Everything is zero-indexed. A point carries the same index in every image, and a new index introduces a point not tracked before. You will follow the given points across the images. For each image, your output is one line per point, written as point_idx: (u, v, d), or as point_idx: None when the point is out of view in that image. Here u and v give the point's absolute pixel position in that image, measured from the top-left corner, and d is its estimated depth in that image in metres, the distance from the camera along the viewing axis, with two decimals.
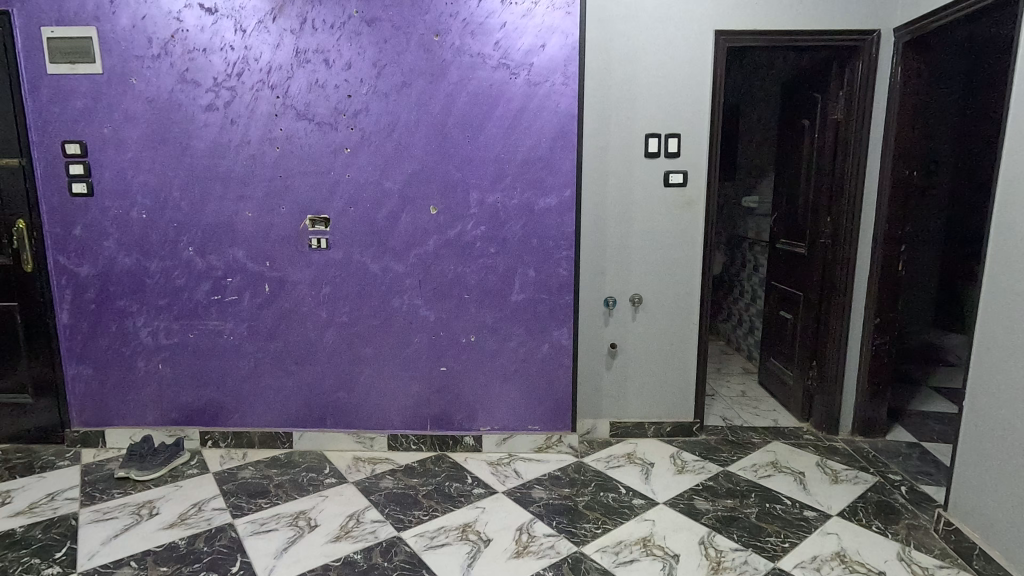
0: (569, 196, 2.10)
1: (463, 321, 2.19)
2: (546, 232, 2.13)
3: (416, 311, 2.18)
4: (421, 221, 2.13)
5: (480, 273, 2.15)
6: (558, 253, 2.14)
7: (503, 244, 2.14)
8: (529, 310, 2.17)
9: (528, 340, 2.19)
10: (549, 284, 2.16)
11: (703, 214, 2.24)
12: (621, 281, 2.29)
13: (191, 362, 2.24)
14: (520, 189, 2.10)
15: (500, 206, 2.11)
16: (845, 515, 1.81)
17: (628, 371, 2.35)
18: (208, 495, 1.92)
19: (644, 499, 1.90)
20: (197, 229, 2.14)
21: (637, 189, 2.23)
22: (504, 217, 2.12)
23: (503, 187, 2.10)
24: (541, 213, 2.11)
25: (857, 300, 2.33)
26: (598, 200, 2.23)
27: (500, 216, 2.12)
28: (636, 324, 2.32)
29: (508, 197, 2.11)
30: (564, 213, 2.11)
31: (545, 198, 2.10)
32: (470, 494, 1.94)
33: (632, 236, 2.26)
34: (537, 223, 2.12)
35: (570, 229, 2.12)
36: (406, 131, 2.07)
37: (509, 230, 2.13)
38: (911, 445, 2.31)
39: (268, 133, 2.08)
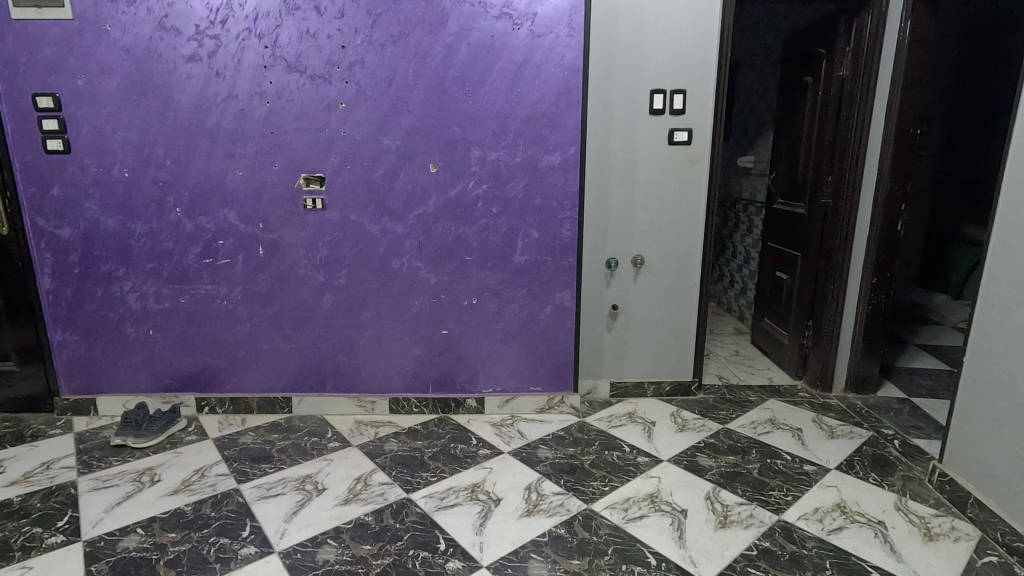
0: (574, 155, 2.05)
1: (465, 283, 2.15)
2: (549, 191, 2.08)
3: (417, 273, 2.14)
4: (421, 180, 2.06)
5: (482, 234, 2.11)
6: (561, 213, 2.10)
7: (506, 204, 2.08)
8: (532, 272, 2.14)
9: (531, 302, 2.17)
10: (552, 245, 2.12)
11: (707, 173, 2.21)
12: (624, 242, 2.26)
13: (183, 327, 2.17)
14: (523, 147, 2.04)
15: (502, 164, 2.05)
16: (842, 468, 1.86)
17: (629, 332, 2.36)
18: (210, 462, 1.89)
19: (648, 457, 1.92)
20: (184, 189, 2.04)
21: (640, 148, 2.18)
22: (507, 176, 2.06)
23: (505, 144, 2.04)
24: (544, 172, 2.06)
25: (855, 260, 2.34)
26: (601, 159, 2.18)
27: (503, 175, 2.06)
28: (638, 285, 2.31)
29: (510, 155, 2.04)
30: (568, 172, 2.06)
31: (549, 156, 2.05)
32: (476, 455, 1.95)
33: (635, 196, 2.22)
34: (541, 182, 2.07)
35: (574, 189, 2.08)
36: (404, 85, 1.98)
37: (512, 190, 2.07)
38: (902, 400, 2.37)
39: (257, 87, 1.97)
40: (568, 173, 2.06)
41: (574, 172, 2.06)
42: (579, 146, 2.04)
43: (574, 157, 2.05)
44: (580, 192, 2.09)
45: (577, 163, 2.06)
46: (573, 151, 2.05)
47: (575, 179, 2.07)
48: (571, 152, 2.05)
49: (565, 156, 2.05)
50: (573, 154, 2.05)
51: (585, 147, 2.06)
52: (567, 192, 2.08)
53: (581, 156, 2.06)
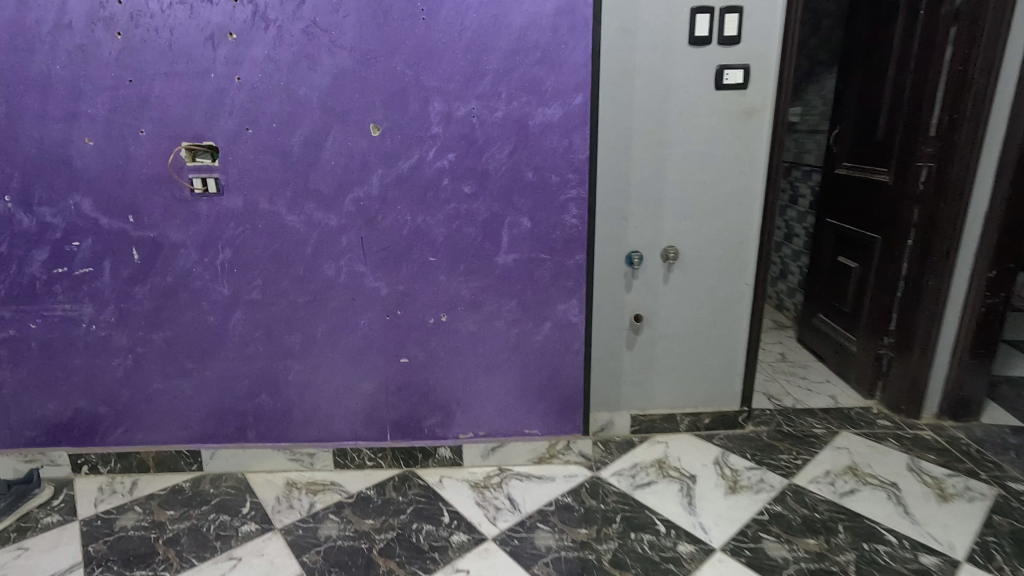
0: (582, 106, 1.39)
1: (430, 295, 1.53)
2: (546, 161, 1.43)
3: (362, 282, 1.51)
4: (359, 149, 1.41)
5: (452, 225, 1.47)
6: (564, 192, 1.45)
7: (484, 180, 1.44)
8: (523, 276, 1.52)
9: (523, 319, 1.56)
10: (551, 239, 1.49)
11: (767, 129, 1.57)
12: (651, 228, 1.63)
13: (40, 362, 1.56)
14: (506, 96, 1.38)
15: (477, 121, 1.40)
16: (976, 561, 1.28)
17: (657, 349, 1.75)
18: (62, 567, 1.31)
19: (693, 545, 1.34)
20: (13, 168, 1.39)
21: (675, 95, 1.53)
22: (485, 138, 1.41)
23: (480, 93, 1.38)
24: (538, 132, 1.41)
25: (966, 247, 1.71)
26: (621, 112, 1.53)
27: (478, 137, 1.41)
28: (669, 287, 1.69)
29: (488, 108, 1.39)
30: (572, 132, 1.41)
31: (545, 108, 1.39)
32: (447, 545, 1.36)
33: (668, 166, 1.58)
34: (534, 147, 1.42)
35: (582, 157, 1.43)
36: (324, 3, 1.31)
37: (491, 160, 1.43)
38: (1018, 432, 1.79)
39: (101, 9, 1.30)
40: (573, 134, 1.41)
41: (583, 131, 1.41)
42: (589, 93, 1.39)
43: (582, 109, 1.39)
44: (592, 159, 1.44)
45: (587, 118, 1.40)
46: (581, 99, 1.39)
47: (584, 141, 1.42)
48: (577, 101, 1.39)
49: (567, 107, 1.39)
50: (581, 104, 1.39)
51: (597, 92, 1.40)
52: (572, 162, 1.43)
53: (593, 106, 1.40)
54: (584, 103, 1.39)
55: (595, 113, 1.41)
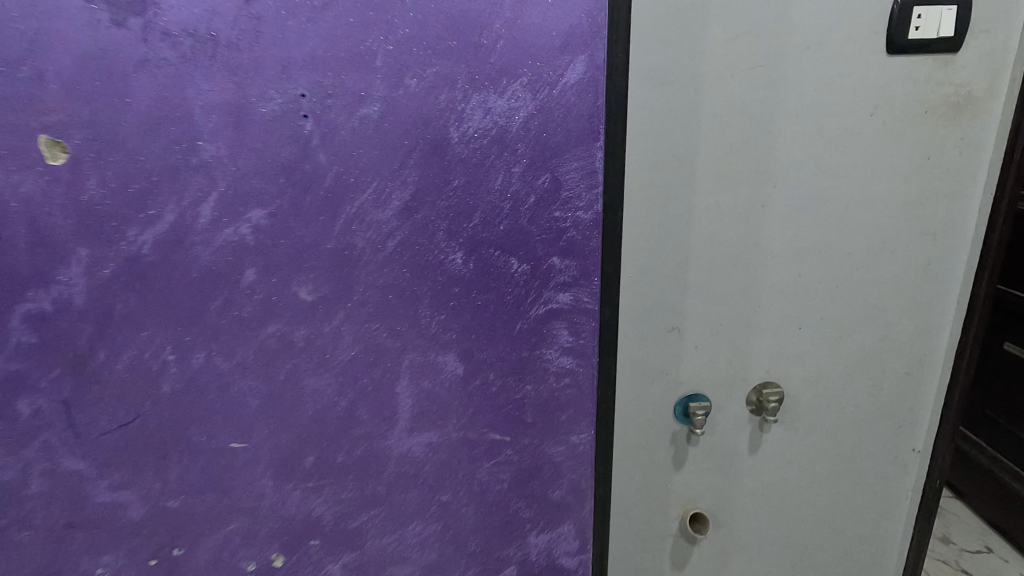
0: (583, 90, 0.54)
1: (244, 519, 0.68)
2: (496, 227, 0.58)
3: (83, 496, 0.66)
4: (21, 198, 0.55)
5: (276, 375, 0.62)
6: (541, 298, 0.60)
7: (345, 274, 0.59)
8: (451, 478, 0.67)
9: (453, 562, 0.71)
10: (514, 402, 0.64)
11: (989, 145, 0.72)
12: (731, 348, 0.78)
13: None
14: (385, 62, 0.53)
15: (314, 129, 0.55)
16: None
17: (730, 567, 0.90)
18: None
19: None
20: None
21: (799, 68, 0.67)
22: (338, 173, 0.56)
23: (316, 53, 0.53)
24: (474, 156, 0.56)
25: None
26: (679, 104, 0.67)
27: (322, 172, 0.56)
28: (761, 460, 0.84)
29: (341, 94, 0.54)
30: (560, 159, 0.56)
31: (488, 96, 0.54)
32: None
33: (774, 220, 0.73)
34: (467, 195, 0.57)
35: (583, 217, 0.58)
36: None
37: (359, 228, 0.58)
38: None
39: None
40: (562, 161, 0.56)
41: (586, 154, 0.56)
42: (601, 56, 0.54)
43: (585, 99, 0.55)
44: (611, 223, 0.59)
45: (596, 120, 0.55)
46: (579, 75, 0.54)
47: (589, 180, 0.57)
48: (570, 78, 0.54)
49: (546, 92, 0.54)
50: (580, 85, 0.54)
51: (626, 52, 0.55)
52: (560, 230, 0.58)
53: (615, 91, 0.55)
54: (587, 82, 0.54)
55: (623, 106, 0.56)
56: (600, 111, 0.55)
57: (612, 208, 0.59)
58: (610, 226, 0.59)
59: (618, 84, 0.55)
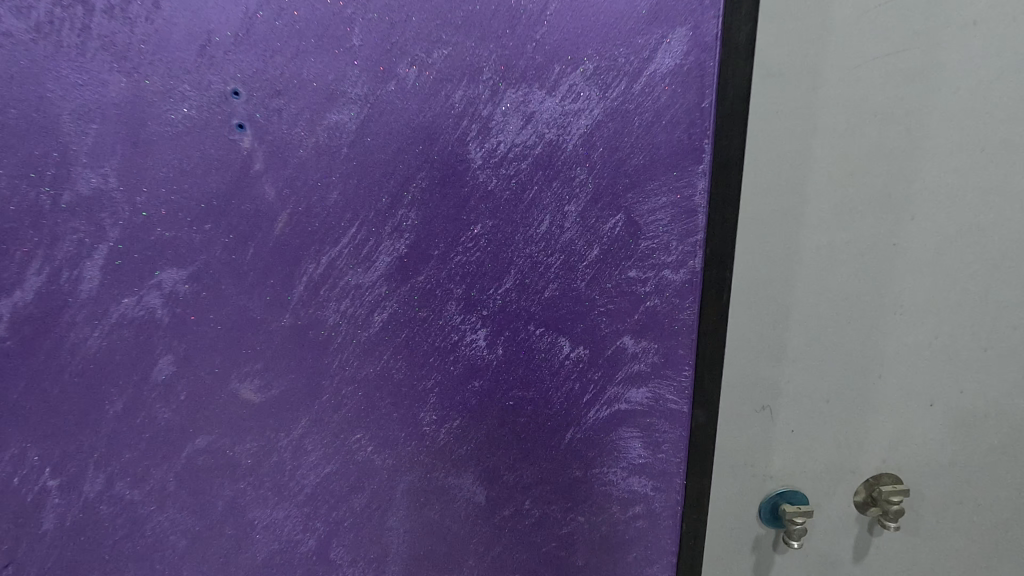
0: (679, 85, 0.35)
1: None
2: (538, 292, 0.38)
3: None
4: None
5: (210, 508, 0.42)
6: (604, 395, 0.40)
7: (308, 364, 0.39)
8: None
9: None
10: (560, 540, 0.44)
11: None
12: (839, 432, 0.58)
13: None
14: (368, 41, 0.34)
15: (256, 147, 0.35)
16: None
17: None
18: None
19: None
20: None
21: (966, 52, 0.47)
22: (296, 215, 0.36)
23: (257, 28, 0.33)
24: (506, 188, 0.36)
25: None
26: (793, 103, 0.47)
27: (270, 212, 0.36)
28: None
29: (298, 91, 0.34)
30: (638, 193, 0.37)
31: (529, 95, 0.35)
32: None
33: (912, 263, 0.53)
34: (494, 247, 0.37)
35: (671, 277, 0.38)
36: None
37: (329, 296, 0.38)
38: None
39: None
40: (642, 194, 0.37)
41: (680, 185, 0.36)
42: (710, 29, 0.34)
43: (681, 98, 0.35)
44: (712, 286, 0.39)
45: (698, 132, 0.36)
46: (674, 61, 0.34)
47: (683, 224, 0.37)
48: (660, 66, 0.34)
49: (622, 89, 0.35)
50: (674, 77, 0.35)
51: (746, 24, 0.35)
52: (635, 299, 0.38)
53: (727, 86, 0.35)
54: (685, 73, 0.35)
55: (738, 108, 0.36)
56: (704, 117, 0.35)
57: (714, 263, 0.38)
58: (710, 291, 0.39)
59: (734, 75, 0.35)
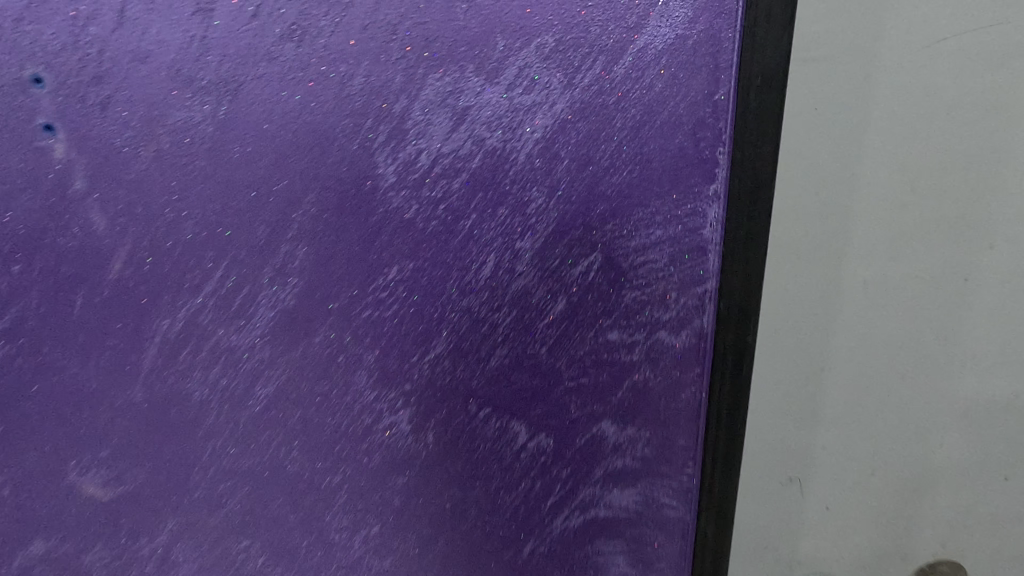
0: (684, 68, 0.24)
1: None
2: (482, 361, 0.27)
3: None
4: None
5: None
6: (575, 496, 0.30)
7: (169, 453, 0.29)
8: None
9: None
10: None
11: None
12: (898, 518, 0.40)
13: None
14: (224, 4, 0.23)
15: (73, 158, 0.24)
16: None
17: None
18: None
19: None
20: None
21: None
22: (137, 254, 0.26)
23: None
24: (433, 219, 0.25)
25: None
26: (850, 66, 0.31)
27: (100, 250, 0.26)
28: None
29: (130, 78, 0.24)
30: (622, 224, 0.25)
31: (462, 82, 0.24)
32: None
33: (1012, 319, 0.36)
34: (418, 300, 0.26)
35: (668, 342, 0.27)
36: None
37: (193, 360, 0.27)
38: None
39: None
40: (628, 226, 0.25)
41: (682, 215, 0.25)
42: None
43: (682, 88, 0.24)
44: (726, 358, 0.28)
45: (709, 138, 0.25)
46: (677, 30, 0.23)
47: (686, 270, 0.26)
48: (653, 40, 0.23)
49: (600, 71, 0.24)
50: (676, 53, 0.24)
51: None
52: (616, 370, 0.27)
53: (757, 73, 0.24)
54: (689, 50, 0.24)
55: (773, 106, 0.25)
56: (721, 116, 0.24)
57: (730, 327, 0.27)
58: (722, 365, 0.28)
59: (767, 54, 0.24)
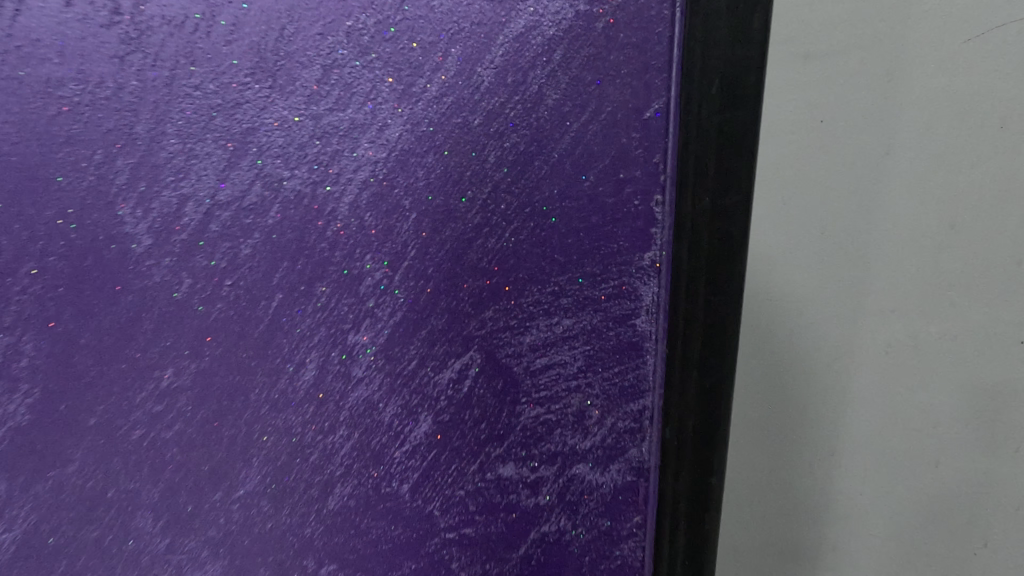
0: (589, 71, 0.16)
1: None
2: (318, 497, 0.18)
3: None
4: None
5: None
6: None
7: None
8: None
9: None
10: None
11: None
12: None
13: None
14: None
15: None
16: None
17: None
18: None
19: None
20: None
21: None
22: None
23: None
24: (227, 299, 0.17)
25: None
26: None
27: None
28: None
29: None
30: (511, 311, 0.17)
31: (235, 92, 0.15)
32: None
33: None
34: (216, 410, 0.17)
35: (583, 478, 0.18)
36: None
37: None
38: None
39: None
40: (516, 304, 0.17)
41: (601, 298, 0.16)
42: None
43: (585, 104, 0.16)
44: (679, 512, 0.18)
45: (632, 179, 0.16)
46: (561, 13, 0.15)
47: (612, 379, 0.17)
48: (528, 38, 0.15)
49: (448, 78, 0.16)
50: (564, 46, 0.15)
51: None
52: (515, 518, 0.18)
53: (715, 79, 0.15)
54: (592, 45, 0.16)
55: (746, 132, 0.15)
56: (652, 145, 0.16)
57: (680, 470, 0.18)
58: (666, 518, 0.18)
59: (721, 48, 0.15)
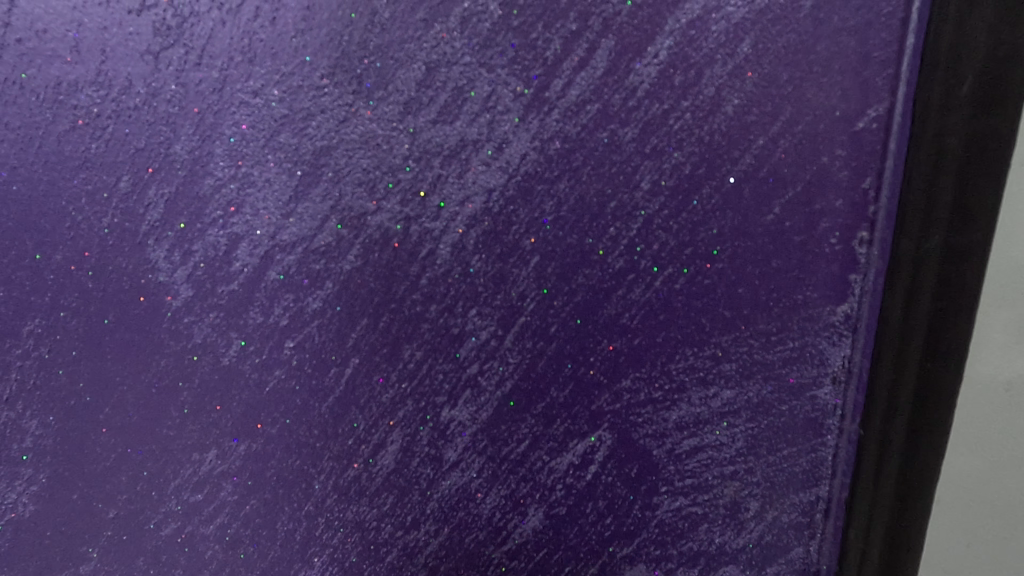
0: (657, 181, 0.24)
1: None
2: (433, 470, 0.26)
3: None
4: None
5: None
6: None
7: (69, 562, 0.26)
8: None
9: None
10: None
11: None
12: None
13: None
14: (57, 46, 0.22)
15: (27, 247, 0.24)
16: None
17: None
18: None
19: None
20: None
21: None
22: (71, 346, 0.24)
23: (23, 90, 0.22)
24: (290, 361, 0.25)
25: None
26: None
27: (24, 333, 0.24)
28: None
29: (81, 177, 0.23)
30: (654, 383, 0.26)
31: (308, 103, 0.23)
32: None
33: None
34: (263, 450, 0.25)
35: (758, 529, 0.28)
36: None
37: (12, 496, 0.25)
38: None
39: None
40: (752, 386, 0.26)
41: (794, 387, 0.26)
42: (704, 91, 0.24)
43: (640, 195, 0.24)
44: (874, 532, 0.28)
45: (827, 217, 0.25)
46: (676, 28, 0.23)
47: (783, 466, 0.27)
48: (614, 142, 0.24)
49: (517, 91, 0.23)
50: (683, 70, 0.24)
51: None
52: (674, 530, 0.27)
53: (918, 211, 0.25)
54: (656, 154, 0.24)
55: (986, 166, 0.24)
56: (787, 209, 0.25)
57: (874, 444, 0.27)
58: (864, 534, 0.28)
59: (957, 106, 0.24)
